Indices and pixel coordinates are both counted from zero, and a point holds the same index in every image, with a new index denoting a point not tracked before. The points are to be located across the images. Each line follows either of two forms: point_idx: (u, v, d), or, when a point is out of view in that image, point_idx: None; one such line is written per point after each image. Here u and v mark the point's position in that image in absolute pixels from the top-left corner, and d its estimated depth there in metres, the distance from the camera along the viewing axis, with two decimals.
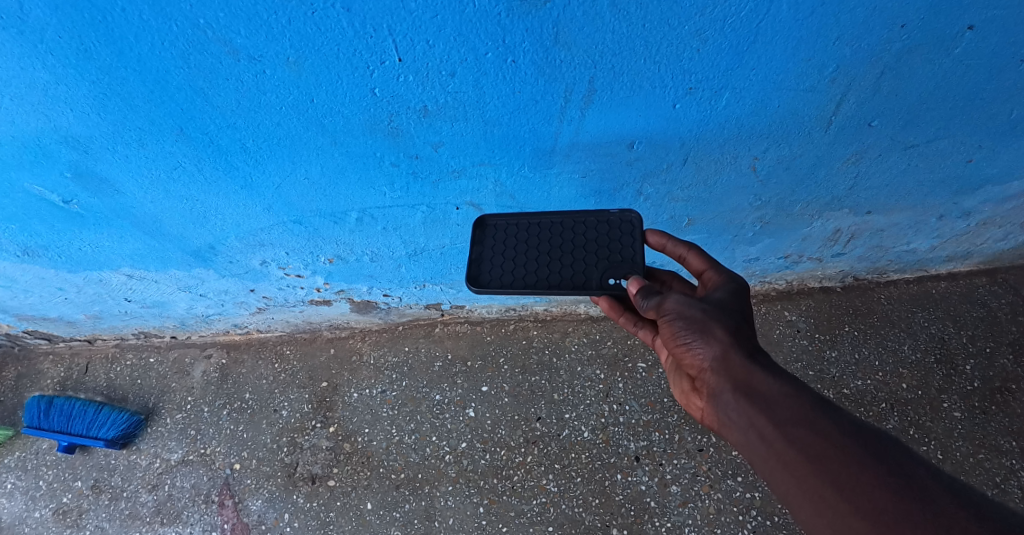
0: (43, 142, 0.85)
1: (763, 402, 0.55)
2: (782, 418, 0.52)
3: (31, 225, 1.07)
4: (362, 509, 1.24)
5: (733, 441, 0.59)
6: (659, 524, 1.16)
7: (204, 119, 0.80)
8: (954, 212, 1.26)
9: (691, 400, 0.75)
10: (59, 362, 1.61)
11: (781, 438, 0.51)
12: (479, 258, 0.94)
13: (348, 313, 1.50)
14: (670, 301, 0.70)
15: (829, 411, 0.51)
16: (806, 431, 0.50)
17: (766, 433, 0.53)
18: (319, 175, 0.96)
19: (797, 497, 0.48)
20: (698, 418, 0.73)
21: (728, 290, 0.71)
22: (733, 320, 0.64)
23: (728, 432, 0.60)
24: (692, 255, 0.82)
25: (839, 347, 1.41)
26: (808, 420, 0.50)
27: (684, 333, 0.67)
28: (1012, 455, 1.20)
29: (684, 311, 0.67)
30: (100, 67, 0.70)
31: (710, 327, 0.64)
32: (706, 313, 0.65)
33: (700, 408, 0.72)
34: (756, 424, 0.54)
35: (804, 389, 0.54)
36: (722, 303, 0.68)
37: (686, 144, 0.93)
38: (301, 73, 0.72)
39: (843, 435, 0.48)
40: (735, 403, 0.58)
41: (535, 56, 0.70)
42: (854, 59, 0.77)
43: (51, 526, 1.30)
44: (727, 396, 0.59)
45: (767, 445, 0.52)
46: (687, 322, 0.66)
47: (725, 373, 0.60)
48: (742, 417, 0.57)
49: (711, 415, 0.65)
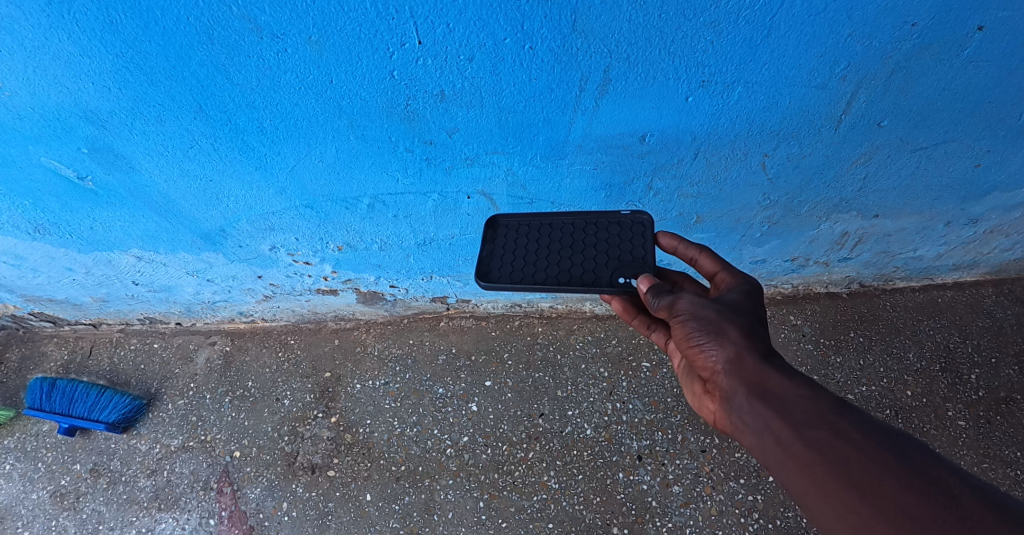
0: (63, 117, 0.86)
1: (779, 404, 0.54)
2: (799, 421, 0.51)
3: (44, 202, 1.08)
4: (361, 501, 1.23)
5: (749, 444, 0.58)
6: (661, 524, 1.14)
7: (224, 96, 0.82)
8: (962, 218, 1.26)
9: (703, 402, 0.74)
10: (63, 344, 1.62)
11: (798, 440, 0.50)
12: (490, 256, 0.94)
13: (355, 304, 1.51)
14: (683, 302, 0.69)
15: (848, 412, 0.50)
16: (825, 433, 0.48)
17: (782, 436, 0.52)
18: (334, 158, 0.96)
19: (816, 501, 0.46)
20: (711, 422, 0.71)
21: (742, 292, 0.71)
22: (746, 321, 0.64)
23: (742, 436, 0.59)
24: (704, 257, 0.82)
25: (845, 352, 1.41)
26: (825, 421, 0.49)
27: (697, 335, 0.66)
28: (1016, 465, 1.19)
29: (697, 312, 0.66)
30: (125, 40, 0.71)
31: (724, 328, 0.63)
32: (720, 315, 0.65)
33: (713, 411, 0.71)
34: (772, 427, 0.53)
35: (821, 391, 0.53)
36: (735, 304, 0.68)
37: (698, 139, 0.93)
38: (322, 53, 0.73)
39: (862, 435, 0.47)
40: (750, 407, 0.57)
41: (553, 43, 0.71)
42: (865, 57, 0.78)
43: (48, 508, 1.29)
44: (741, 399, 0.58)
45: (783, 449, 0.51)
46: (700, 323, 0.65)
47: (739, 376, 0.60)
48: (757, 421, 0.55)
49: (724, 418, 0.64)
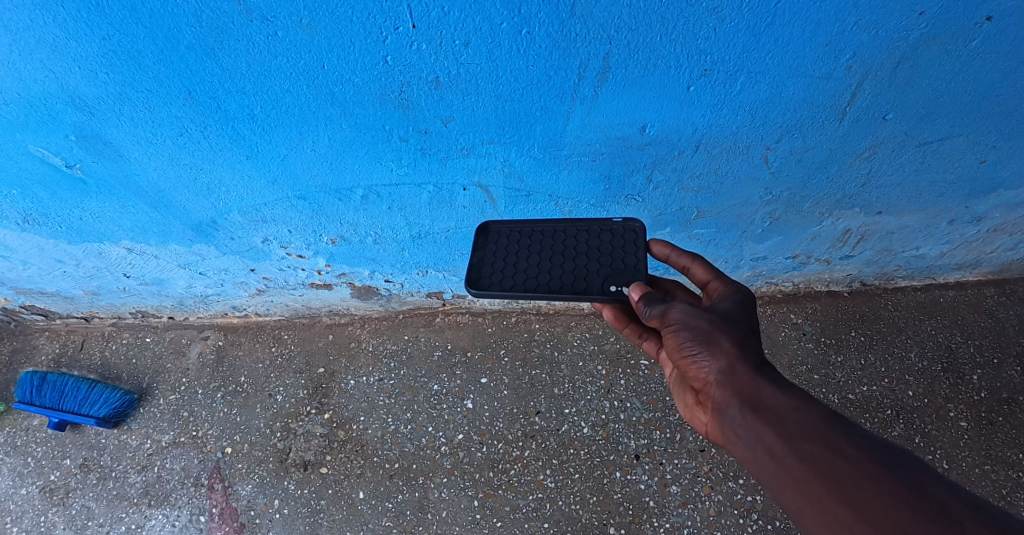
0: (49, 102, 0.84)
1: (771, 416, 0.51)
2: (792, 434, 0.49)
3: (33, 191, 1.06)
4: (354, 498, 1.21)
5: (741, 457, 0.56)
6: (658, 524, 1.13)
7: (213, 82, 0.80)
8: (966, 216, 1.24)
9: (695, 413, 0.71)
10: (55, 338, 1.60)
11: (791, 454, 0.48)
12: (480, 263, 0.92)
13: (349, 299, 1.49)
14: (675, 311, 0.66)
15: (841, 425, 0.48)
16: (819, 447, 0.46)
17: (775, 449, 0.49)
18: (326, 146, 0.94)
19: (809, 518, 0.44)
20: (703, 433, 0.69)
21: (734, 300, 0.68)
22: (739, 332, 0.61)
23: (734, 448, 0.56)
24: (696, 266, 0.80)
25: (846, 352, 1.39)
26: (819, 435, 0.47)
27: (690, 344, 0.63)
28: (1019, 467, 1.17)
29: (690, 322, 0.63)
30: (112, 23, 0.69)
31: (716, 338, 0.60)
32: (712, 324, 0.62)
33: (704, 422, 0.68)
34: (764, 440, 0.51)
35: (815, 402, 0.51)
36: (728, 314, 0.65)
37: (698, 131, 0.91)
38: (313, 37, 0.71)
39: (856, 450, 0.45)
40: (742, 418, 0.54)
41: (551, 27, 0.69)
42: (871, 47, 0.76)
43: (37, 504, 1.27)
44: (733, 411, 0.56)
45: (776, 463, 0.49)
46: (692, 333, 0.62)
47: (731, 386, 0.57)
48: (749, 433, 0.53)
49: (717, 430, 0.61)
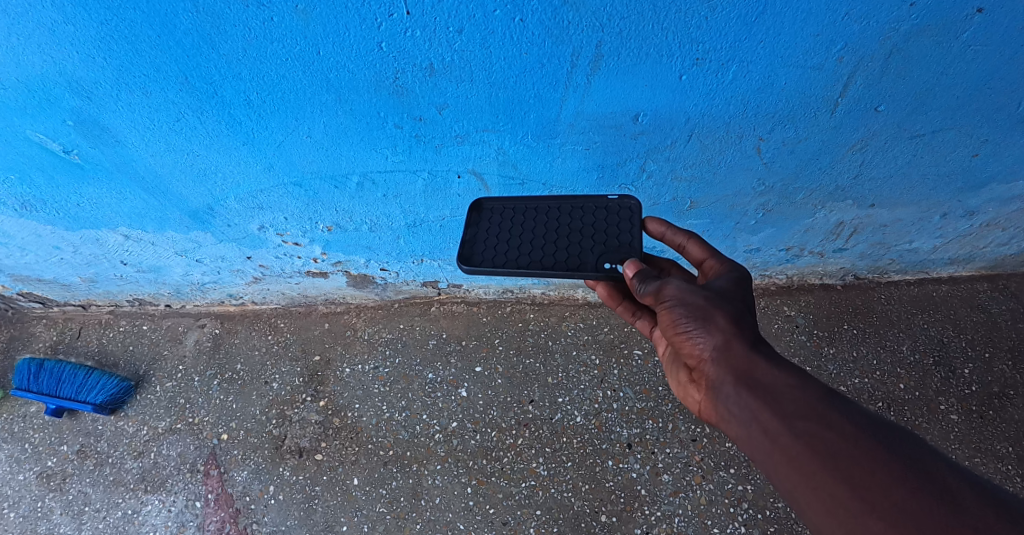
0: (47, 87, 0.84)
1: (767, 394, 0.52)
2: (788, 411, 0.49)
3: (31, 176, 1.06)
4: (348, 485, 1.23)
5: (735, 435, 0.56)
6: (650, 512, 1.14)
7: (210, 68, 0.80)
8: (958, 210, 1.25)
9: (688, 391, 0.72)
10: (53, 326, 1.60)
11: (786, 431, 0.48)
12: (473, 238, 0.93)
13: (345, 287, 1.50)
14: (670, 287, 0.67)
15: (837, 402, 0.48)
16: (814, 424, 0.46)
17: (770, 427, 0.49)
18: (322, 133, 0.95)
19: (804, 495, 0.44)
20: (695, 411, 0.70)
21: (731, 279, 0.69)
22: (734, 309, 0.62)
23: (728, 426, 0.57)
24: (693, 244, 0.81)
25: (838, 344, 1.40)
26: (815, 413, 0.47)
27: (685, 321, 0.64)
28: (1008, 460, 1.19)
29: (685, 298, 0.65)
30: (109, 7, 0.70)
31: (712, 315, 0.62)
32: (708, 301, 0.63)
33: (697, 400, 0.69)
34: (759, 418, 0.51)
35: (810, 381, 0.51)
36: (724, 291, 0.66)
37: (692, 121, 0.92)
38: (309, 22, 0.72)
39: (853, 427, 0.45)
40: (736, 396, 0.55)
41: (544, 15, 0.69)
42: (862, 37, 0.76)
43: (34, 489, 1.28)
44: (728, 388, 0.57)
45: (771, 441, 0.49)
46: (687, 309, 0.64)
47: (726, 364, 0.58)
48: (744, 410, 0.54)
49: (710, 408, 0.62)
